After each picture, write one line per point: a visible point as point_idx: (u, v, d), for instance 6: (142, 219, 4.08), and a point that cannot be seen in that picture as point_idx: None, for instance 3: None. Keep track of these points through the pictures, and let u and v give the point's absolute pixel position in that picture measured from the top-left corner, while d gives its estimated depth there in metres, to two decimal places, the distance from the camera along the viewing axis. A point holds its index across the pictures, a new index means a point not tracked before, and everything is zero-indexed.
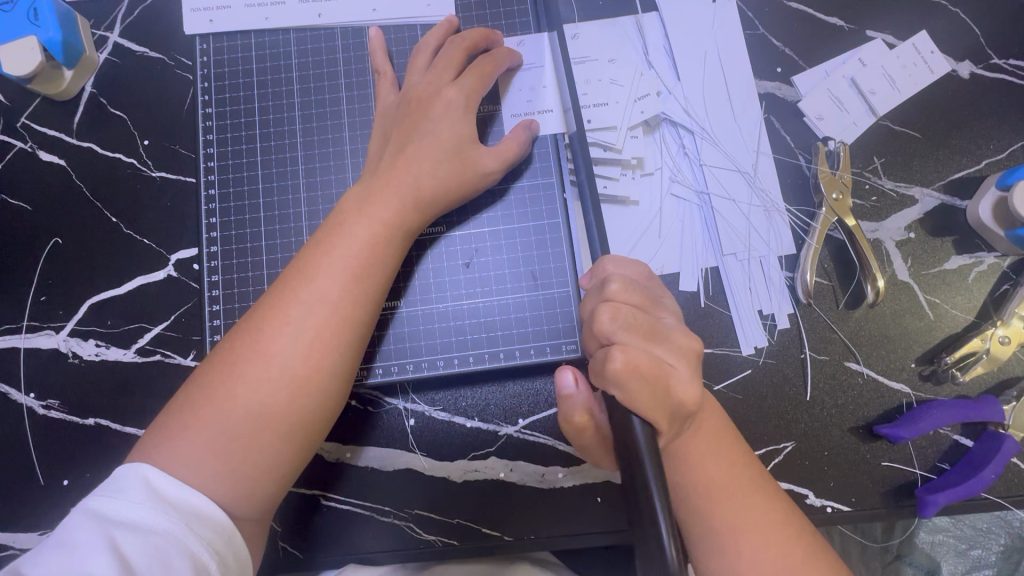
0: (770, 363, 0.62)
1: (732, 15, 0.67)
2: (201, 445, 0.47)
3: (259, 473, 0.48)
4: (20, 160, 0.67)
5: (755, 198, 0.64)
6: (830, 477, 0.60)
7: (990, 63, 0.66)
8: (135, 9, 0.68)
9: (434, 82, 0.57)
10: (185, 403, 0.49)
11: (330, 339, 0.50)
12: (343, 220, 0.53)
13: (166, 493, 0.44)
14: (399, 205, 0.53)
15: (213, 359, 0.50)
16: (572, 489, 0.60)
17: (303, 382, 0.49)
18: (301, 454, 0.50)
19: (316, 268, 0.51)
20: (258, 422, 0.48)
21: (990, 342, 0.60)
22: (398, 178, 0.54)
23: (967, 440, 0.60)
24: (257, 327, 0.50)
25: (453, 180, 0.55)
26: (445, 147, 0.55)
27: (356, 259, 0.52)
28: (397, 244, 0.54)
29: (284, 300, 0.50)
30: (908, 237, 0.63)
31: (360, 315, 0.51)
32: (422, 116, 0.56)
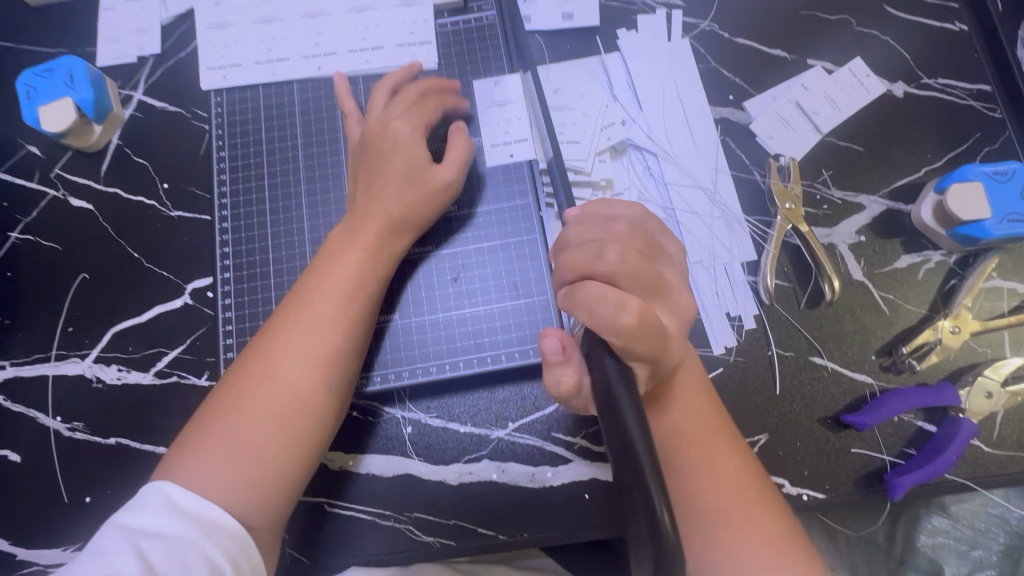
0: (740, 360, 0.66)
1: (686, 51, 0.76)
2: (220, 460, 0.51)
3: (276, 479, 0.52)
4: (53, 206, 0.74)
5: (716, 210, 0.71)
6: (805, 466, 0.63)
7: (920, 82, 0.74)
8: (157, 71, 0.77)
9: (386, 117, 0.63)
10: (200, 424, 0.54)
11: (328, 353, 0.55)
12: (333, 250, 0.59)
13: (183, 505, 0.49)
14: (377, 230, 0.60)
15: (222, 385, 0.55)
16: (562, 488, 0.64)
17: (307, 394, 0.54)
18: (309, 462, 0.55)
19: (312, 294, 0.57)
20: (271, 433, 0.53)
21: (942, 332, 0.64)
22: (371, 208, 0.60)
23: (931, 426, 0.64)
24: (262, 350, 0.55)
25: (418, 199, 0.61)
26: (405, 174, 0.61)
27: (348, 283, 0.58)
28: (383, 265, 0.60)
29: (284, 325, 0.56)
30: (859, 240, 0.69)
31: (355, 330, 0.57)
32: (380, 149, 0.61)
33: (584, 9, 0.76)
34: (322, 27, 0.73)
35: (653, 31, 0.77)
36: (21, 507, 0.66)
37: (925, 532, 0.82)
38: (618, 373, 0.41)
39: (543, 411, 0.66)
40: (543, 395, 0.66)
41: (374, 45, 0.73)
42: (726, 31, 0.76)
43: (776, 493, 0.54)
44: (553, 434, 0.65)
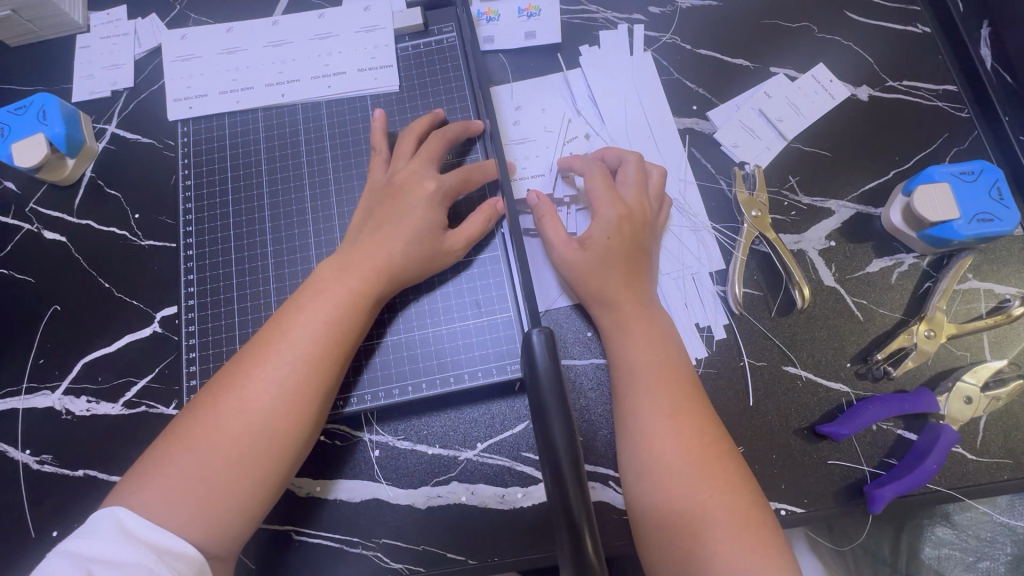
0: (712, 372, 0.65)
1: (648, 64, 0.76)
2: (176, 489, 0.50)
3: (235, 516, 0.50)
4: (27, 240, 0.75)
5: (682, 220, 0.70)
6: (782, 479, 0.61)
7: (885, 85, 0.74)
8: (130, 105, 0.79)
9: (415, 171, 0.64)
10: (165, 448, 0.52)
11: (305, 393, 0.54)
12: (319, 284, 0.58)
13: (137, 533, 0.47)
14: (371, 273, 0.59)
15: (192, 409, 0.54)
16: (532, 508, 0.62)
17: (277, 433, 0.52)
18: (272, 497, 0.53)
19: (293, 327, 0.56)
20: (233, 469, 0.51)
21: (917, 336, 0.63)
22: (370, 253, 0.60)
23: (911, 434, 0.62)
24: (235, 379, 0.54)
25: (421, 259, 0.62)
26: (416, 232, 0.61)
27: (330, 321, 0.56)
28: (368, 308, 0.59)
29: (261, 355, 0.55)
30: (829, 245, 0.68)
31: (333, 370, 0.56)
32: (400, 200, 0.62)
33: (546, 27, 0.77)
34: (287, 56, 0.75)
35: (616, 45, 0.77)
36: None
37: (926, 544, 0.78)
38: (543, 354, 0.36)
39: (511, 430, 0.65)
40: (511, 413, 0.65)
41: (338, 71, 0.74)
42: (687, 43, 0.77)
43: (755, 498, 0.52)
44: (522, 453, 0.64)
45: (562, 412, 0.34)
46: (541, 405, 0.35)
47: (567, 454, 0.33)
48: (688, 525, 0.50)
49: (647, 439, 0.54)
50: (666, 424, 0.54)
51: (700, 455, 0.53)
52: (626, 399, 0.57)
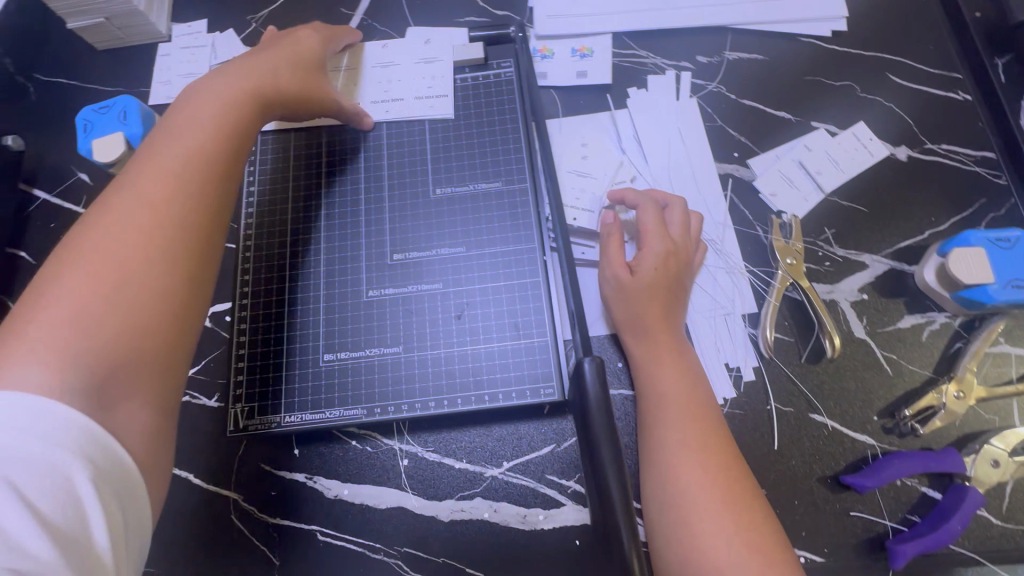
0: (738, 413, 0.66)
1: (693, 110, 0.79)
2: (49, 333, 0.45)
3: (120, 333, 0.47)
4: None
5: (719, 262, 0.72)
6: (803, 526, 0.62)
7: (924, 147, 0.76)
8: None
9: (287, 32, 0.75)
10: (21, 310, 0.47)
11: (213, 168, 0.57)
12: (194, 99, 0.61)
13: (59, 437, 0.41)
14: (254, 92, 0.63)
15: (65, 243, 0.50)
16: (553, 532, 0.64)
17: (182, 222, 0.53)
18: (157, 357, 0.49)
19: (177, 129, 0.58)
20: (140, 271, 0.50)
21: (946, 396, 0.64)
22: (244, 78, 0.64)
23: (935, 492, 0.62)
24: (128, 189, 0.53)
25: (300, 93, 0.68)
26: (282, 68, 0.67)
27: (220, 116, 0.60)
28: (240, 120, 0.61)
29: (152, 156, 0.56)
30: (861, 298, 0.70)
31: (228, 140, 0.59)
32: (271, 45, 0.71)
33: (597, 69, 0.81)
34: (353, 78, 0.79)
35: (663, 90, 0.81)
36: None
37: None
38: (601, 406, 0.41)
39: (538, 452, 0.66)
40: (539, 436, 0.67)
41: (399, 95, 0.79)
42: (732, 93, 0.80)
43: (778, 537, 0.53)
44: (547, 476, 0.65)
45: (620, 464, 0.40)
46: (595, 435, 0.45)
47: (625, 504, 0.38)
48: (702, 560, 0.51)
49: (671, 473, 0.56)
50: (691, 460, 0.55)
51: (726, 492, 0.54)
52: (652, 430, 0.59)
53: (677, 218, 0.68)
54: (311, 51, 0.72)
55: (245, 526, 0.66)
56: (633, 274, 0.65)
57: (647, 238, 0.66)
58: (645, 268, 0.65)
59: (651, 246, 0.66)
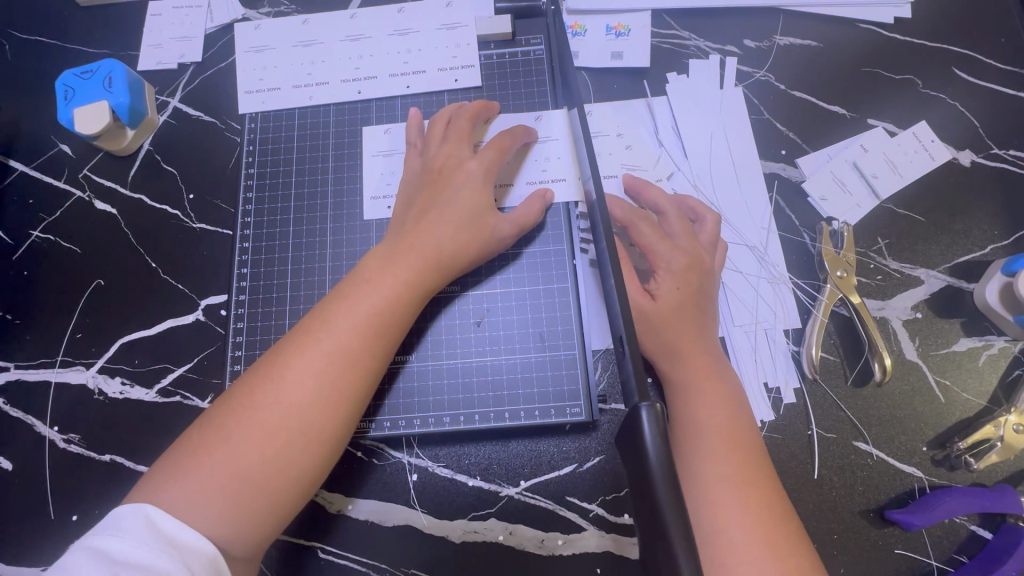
0: (775, 437, 0.61)
1: (738, 100, 0.72)
2: (199, 488, 0.45)
3: (266, 505, 0.47)
4: (77, 207, 0.73)
5: (762, 272, 0.66)
6: (841, 562, 0.58)
7: (990, 152, 0.69)
8: (195, 80, 0.76)
9: (454, 154, 0.61)
10: (193, 442, 0.48)
11: (344, 387, 0.50)
12: (366, 275, 0.55)
13: (169, 534, 0.43)
14: (420, 266, 0.55)
15: (225, 398, 0.50)
16: (572, 557, 0.59)
17: (315, 428, 0.48)
18: (302, 491, 0.49)
19: (333, 317, 0.52)
20: (262, 468, 0.47)
21: (1004, 429, 0.59)
22: (420, 241, 0.56)
23: (985, 531, 0.58)
24: (279, 363, 0.50)
25: (470, 244, 0.58)
26: (464, 214, 0.58)
27: (374, 312, 0.52)
28: (415, 303, 0.55)
29: (303, 342, 0.51)
30: (914, 316, 0.64)
31: (376, 350, 0.52)
32: (444, 185, 0.59)
33: (634, 50, 0.74)
34: (364, 51, 0.72)
35: (706, 77, 0.73)
36: (4, 518, 0.63)
37: None
38: (652, 431, 0.35)
39: (559, 472, 0.61)
40: (560, 454, 0.61)
41: (416, 69, 0.71)
42: (781, 83, 0.73)
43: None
44: (567, 498, 0.60)
45: (673, 496, 0.33)
46: (648, 482, 0.35)
47: (682, 530, 0.32)
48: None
49: (707, 511, 0.50)
50: (728, 496, 0.50)
51: (767, 532, 0.49)
52: (685, 458, 0.53)
53: (686, 226, 0.62)
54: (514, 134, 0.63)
55: None
56: (654, 299, 0.59)
57: (659, 256, 0.60)
58: (665, 289, 0.59)
59: (665, 266, 0.60)
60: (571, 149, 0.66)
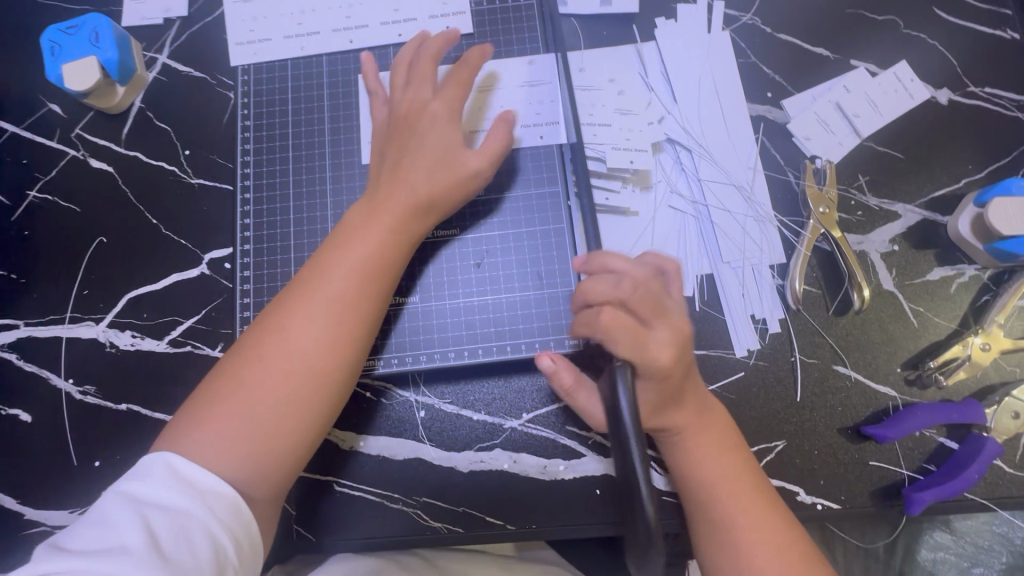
0: (762, 364, 0.65)
1: (725, 44, 0.73)
2: (217, 433, 0.48)
3: (281, 444, 0.50)
4: (72, 166, 0.73)
5: (749, 210, 0.69)
6: (821, 475, 0.62)
7: (966, 90, 0.71)
8: (184, 34, 0.75)
9: (417, 99, 0.61)
10: (205, 394, 0.50)
11: (345, 331, 0.53)
12: (356, 226, 0.57)
13: (189, 477, 0.45)
14: (406, 211, 0.57)
15: (233, 351, 0.52)
16: (573, 481, 0.63)
17: (321, 370, 0.51)
18: (315, 429, 0.52)
19: (328, 267, 0.54)
20: (278, 408, 0.50)
21: (971, 348, 0.63)
22: (399, 187, 0.58)
23: (953, 443, 0.63)
24: (280, 315, 0.52)
25: (447, 188, 0.59)
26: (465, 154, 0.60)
27: (367, 259, 0.55)
28: (404, 249, 0.58)
29: (300, 292, 0.53)
30: (892, 249, 0.67)
31: (371, 295, 0.54)
32: (411, 130, 0.60)
33: None
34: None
35: (694, 21, 0.74)
36: (29, 467, 0.66)
37: (924, 546, 0.74)
38: (624, 399, 0.45)
39: (559, 404, 0.65)
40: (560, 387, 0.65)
41: (406, 17, 0.71)
42: (768, 26, 0.74)
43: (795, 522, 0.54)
44: (567, 427, 0.64)
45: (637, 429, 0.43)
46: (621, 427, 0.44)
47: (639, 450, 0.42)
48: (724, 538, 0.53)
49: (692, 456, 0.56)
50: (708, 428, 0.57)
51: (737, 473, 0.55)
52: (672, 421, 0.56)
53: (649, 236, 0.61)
54: None
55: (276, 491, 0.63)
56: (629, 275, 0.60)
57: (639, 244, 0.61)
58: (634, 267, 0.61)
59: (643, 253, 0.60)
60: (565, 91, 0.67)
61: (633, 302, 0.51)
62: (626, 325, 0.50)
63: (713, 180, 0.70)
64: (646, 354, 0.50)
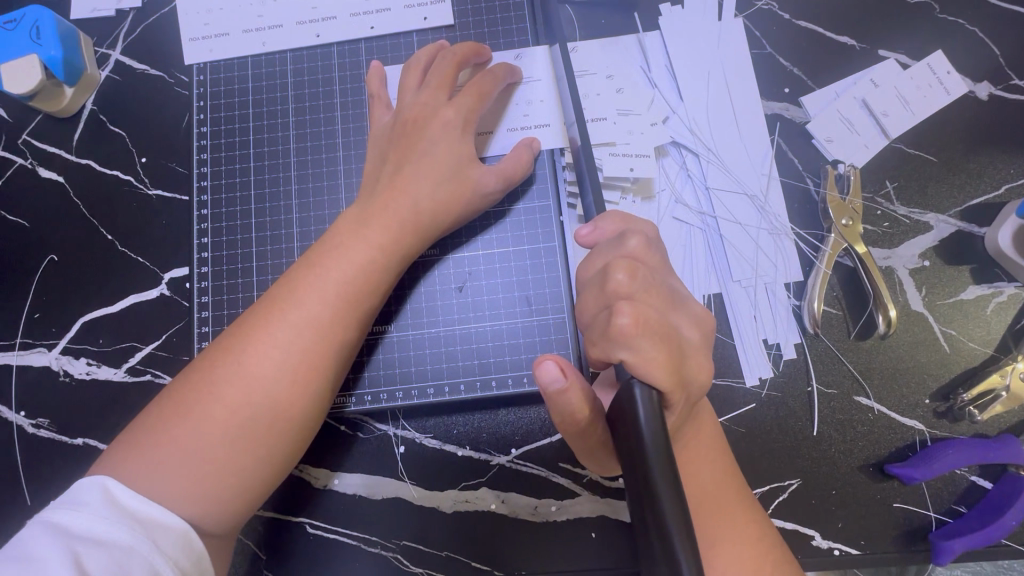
0: (775, 395, 0.59)
1: (738, 33, 0.65)
2: (160, 468, 0.42)
3: (235, 485, 0.44)
4: (19, 177, 0.67)
5: (762, 222, 0.62)
6: (839, 518, 0.57)
7: (1009, 84, 0.63)
8: (137, 28, 0.68)
9: (430, 103, 0.54)
10: (151, 421, 0.44)
11: (317, 362, 0.47)
12: (337, 239, 0.50)
13: (132, 509, 0.40)
14: (396, 225, 0.51)
15: (188, 374, 0.46)
16: (567, 523, 0.58)
17: (284, 405, 0.45)
18: (274, 470, 0.46)
19: (304, 284, 0.48)
20: (229, 443, 0.44)
21: (1010, 377, 0.56)
22: (394, 200, 0.52)
23: (985, 482, 0.57)
24: (244, 337, 0.46)
25: (455, 201, 0.53)
26: (444, 165, 0.53)
27: (349, 279, 0.49)
28: (392, 268, 0.51)
29: (269, 313, 0.47)
30: (922, 265, 0.61)
31: (350, 322, 0.49)
32: (418, 135, 0.54)
33: None
34: None
35: (702, 8, 0.66)
36: None
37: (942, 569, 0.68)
38: (645, 408, 0.35)
39: (550, 439, 0.59)
40: (551, 420, 0.59)
41: (379, 8, 0.64)
42: (785, 12, 0.66)
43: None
44: (560, 464, 0.59)
45: (663, 463, 0.32)
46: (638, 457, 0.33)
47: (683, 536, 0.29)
48: None
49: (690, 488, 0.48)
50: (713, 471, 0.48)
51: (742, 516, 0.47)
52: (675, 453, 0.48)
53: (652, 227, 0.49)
54: (492, 76, 0.56)
55: (246, 535, 0.58)
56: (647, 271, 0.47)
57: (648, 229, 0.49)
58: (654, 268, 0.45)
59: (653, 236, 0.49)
60: (555, 91, 0.60)
61: (655, 308, 0.43)
62: (652, 331, 0.41)
63: (722, 189, 0.63)
64: (677, 372, 0.40)
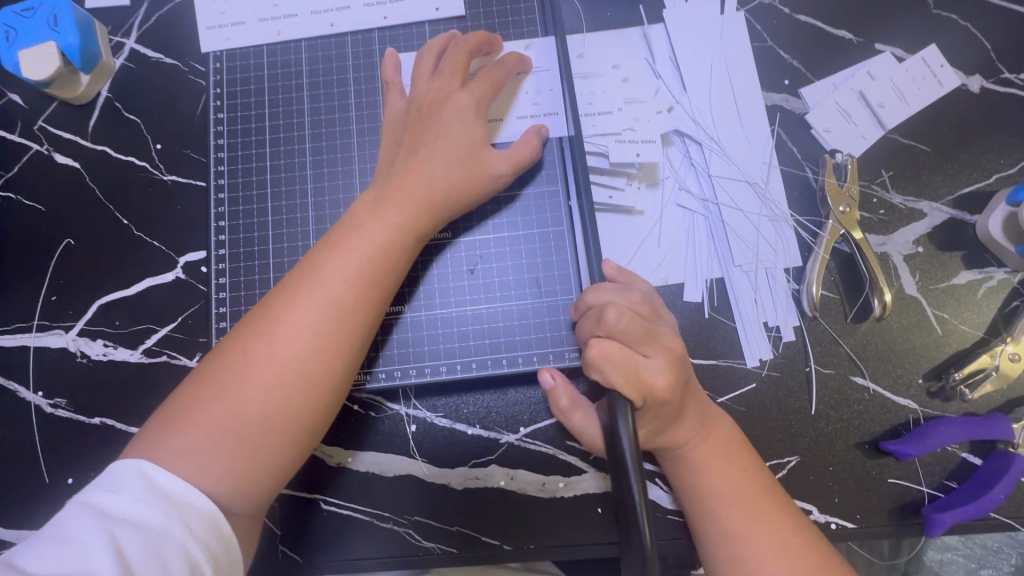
0: (774, 376, 0.61)
1: (740, 26, 0.67)
2: (194, 445, 0.44)
3: (265, 459, 0.46)
4: (35, 162, 0.68)
5: (763, 209, 0.64)
6: (836, 493, 0.59)
7: (1000, 77, 0.66)
8: (152, 17, 0.69)
9: (442, 88, 0.56)
10: (182, 401, 0.46)
11: (340, 340, 0.48)
12: (356, 223, 0.52)
13: (166, 491, 0.42)
14: (413, 208, 0.53)
15: (216, 355, 0.48)
16: (574, 499, 0.60)
17: (310, 382, 0.47)
18: (302, 445, 0.48)
19: (325, 265, 0.50)
20: (258, 419, 0.45)
21: (999, 358, 0.59)
22: (408, 183, 0.53)
23: (975, 458, 0.59)
24: (269, 318, 0.48)
25: (464, 184, 0.55)
26: (457, 149, 0.55)
27: (368, 260, 0.50)
28: (409, 250, 0.53)
29: (293, 294, 0.49)
30: (916, 251, 0.63)
31: (371, 301, 0.50)
32: (432, 119, 0.55)
33: None
34: None
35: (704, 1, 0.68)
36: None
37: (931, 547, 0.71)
38: (626, 433, 0.42)
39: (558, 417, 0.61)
40: None
41: None
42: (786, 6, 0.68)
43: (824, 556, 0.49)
44: (567, 442, 0.60)
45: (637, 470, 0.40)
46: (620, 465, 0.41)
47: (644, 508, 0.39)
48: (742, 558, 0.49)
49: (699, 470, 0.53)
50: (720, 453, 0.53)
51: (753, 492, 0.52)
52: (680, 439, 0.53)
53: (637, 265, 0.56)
54: (502, 65, 0.58)
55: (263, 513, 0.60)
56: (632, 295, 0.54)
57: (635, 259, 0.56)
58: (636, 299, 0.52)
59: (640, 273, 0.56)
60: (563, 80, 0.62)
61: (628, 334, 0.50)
62: (617, 357, 0.48)
63: (724, 176, 0.65)
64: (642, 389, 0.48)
